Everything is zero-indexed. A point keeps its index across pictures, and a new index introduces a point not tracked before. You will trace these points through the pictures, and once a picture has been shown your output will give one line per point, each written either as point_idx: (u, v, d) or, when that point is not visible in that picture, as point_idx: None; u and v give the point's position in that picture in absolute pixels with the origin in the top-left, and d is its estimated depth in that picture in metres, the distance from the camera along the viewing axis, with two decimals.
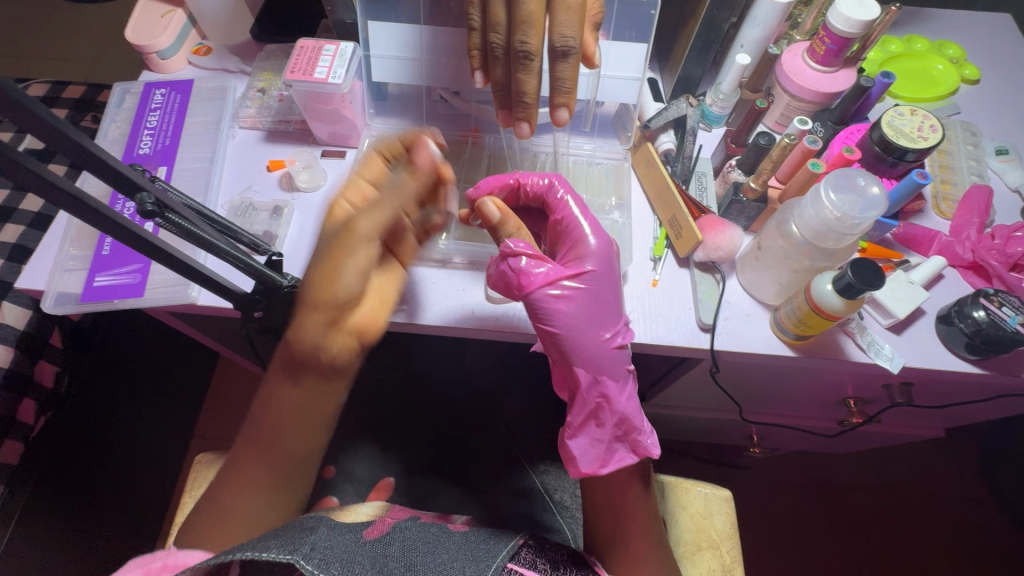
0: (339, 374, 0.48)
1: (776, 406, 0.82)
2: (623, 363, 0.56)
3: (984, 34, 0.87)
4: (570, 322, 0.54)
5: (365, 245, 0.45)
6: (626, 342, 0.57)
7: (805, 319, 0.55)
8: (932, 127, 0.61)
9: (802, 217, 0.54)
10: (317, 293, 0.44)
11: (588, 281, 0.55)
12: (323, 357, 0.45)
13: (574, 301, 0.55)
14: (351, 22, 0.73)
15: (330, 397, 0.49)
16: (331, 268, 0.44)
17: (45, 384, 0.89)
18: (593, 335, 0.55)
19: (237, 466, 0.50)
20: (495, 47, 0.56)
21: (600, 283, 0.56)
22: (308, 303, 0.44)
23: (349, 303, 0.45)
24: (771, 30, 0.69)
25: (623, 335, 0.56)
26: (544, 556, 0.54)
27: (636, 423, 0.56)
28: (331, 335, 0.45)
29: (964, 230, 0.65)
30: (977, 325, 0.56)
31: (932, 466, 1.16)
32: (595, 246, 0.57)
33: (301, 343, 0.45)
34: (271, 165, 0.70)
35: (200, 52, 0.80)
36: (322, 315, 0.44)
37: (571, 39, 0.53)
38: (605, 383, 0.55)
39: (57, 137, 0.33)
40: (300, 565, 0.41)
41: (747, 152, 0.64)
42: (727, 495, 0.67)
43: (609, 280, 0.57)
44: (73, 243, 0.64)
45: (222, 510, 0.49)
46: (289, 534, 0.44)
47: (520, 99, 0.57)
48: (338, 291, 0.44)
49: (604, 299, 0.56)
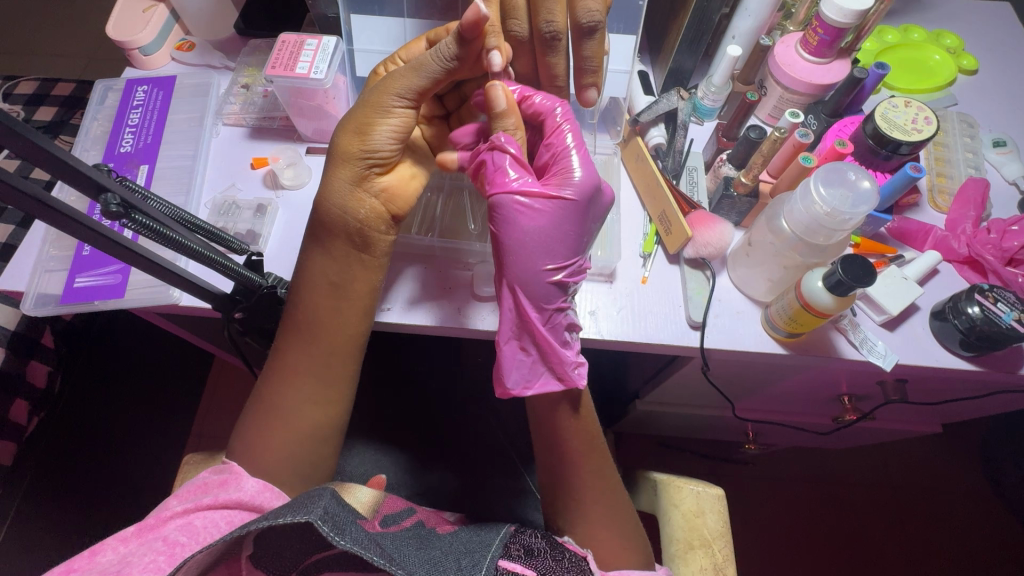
0: (366, 245, 0.55)
1: (769, 402, 0.81)
2: (557, 296, 0.53)
3: (982, 24, 0.86)
4: (522, 236, 0.51)
5: (393, 103, 0.53)
6: (569, 282, 0.53)
7: (797, 316, 0.54)
8: (926, 119, 0.60)
9: (792, 213, 0.53)
10: (349, 148, 0.54)
11: (559, 206, 0.51)
12: (350, 209, 0.54)
13: (535, 220, 0.51)
14: (333, 16, 0.72)
15: (356, 272, 0.55)
16: (368, 120, 0.53)
17: (37, 383, 0.88)
18: (543, 258, 0.52)
19: (277, 401, 0.55)
20: (517, 35, 0.55)
21: (571, 212, 0.52)
22: (341, 158, 0.54)
23: (376, 162, 0.55)
24: (762, 21, 0.68)
25: (568, 273, 0.53)
26: (518, 543, 0.51)
27: (563, 352, 0.53)
28: (358, 190, 0.54)
29: (959, 225, 0.64)
30: (972, 321, 0.55)
31: (931, 461, 1.16)
32: (579, 173, 0.53)
33: (331, 193, 0.54)
34: (254, 163, 0.69)
35: (184, 48, 0.78)
36: (352, 170, 0.54)
37: (597, 14, 0.53)
38: (541, 307, 0.52)
39: (13, 139, 0.32)
40: (317, 525, 0.40)
41: (738, 146, 0.62)
42: (720, 494, 0.65)
43: (581, 212, 0.52)
44: (53, 244, 0.63)
45: (260, 442, 0.55)
46: (304, 498, 0.43)
47: (553, 83, 0.58)
48: (368, 145, 0.54)
49: (564, 231, 0.52)
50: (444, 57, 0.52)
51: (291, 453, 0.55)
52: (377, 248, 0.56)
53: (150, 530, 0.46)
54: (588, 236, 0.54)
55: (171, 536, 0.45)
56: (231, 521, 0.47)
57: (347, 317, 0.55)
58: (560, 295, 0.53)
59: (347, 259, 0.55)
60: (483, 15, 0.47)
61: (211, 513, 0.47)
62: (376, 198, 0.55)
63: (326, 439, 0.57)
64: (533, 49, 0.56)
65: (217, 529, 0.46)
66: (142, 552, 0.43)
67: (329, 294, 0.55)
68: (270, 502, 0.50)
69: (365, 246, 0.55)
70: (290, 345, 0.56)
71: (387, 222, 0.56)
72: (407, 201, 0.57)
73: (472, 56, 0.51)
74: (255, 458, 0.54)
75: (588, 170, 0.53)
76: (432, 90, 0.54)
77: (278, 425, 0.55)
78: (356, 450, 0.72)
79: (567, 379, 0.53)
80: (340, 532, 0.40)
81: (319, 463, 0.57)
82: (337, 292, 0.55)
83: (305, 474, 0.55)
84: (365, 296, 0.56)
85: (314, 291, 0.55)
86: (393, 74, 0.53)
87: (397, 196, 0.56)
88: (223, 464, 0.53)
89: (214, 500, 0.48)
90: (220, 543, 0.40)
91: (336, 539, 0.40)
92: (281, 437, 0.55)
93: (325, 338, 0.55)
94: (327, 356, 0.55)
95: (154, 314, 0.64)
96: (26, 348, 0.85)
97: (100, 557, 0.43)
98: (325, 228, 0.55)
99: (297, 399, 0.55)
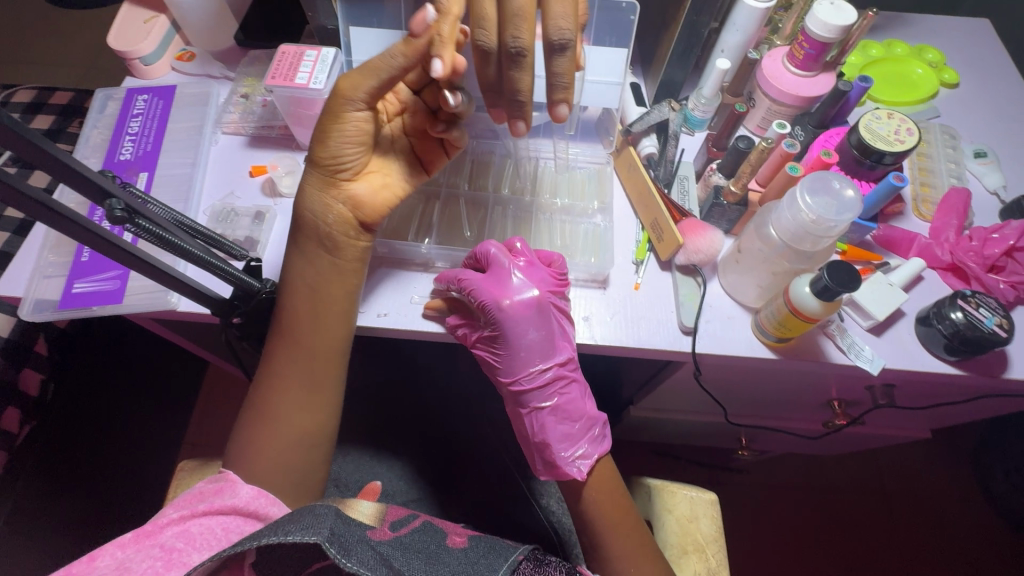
0: (337, 248, 0.56)
1: (762, 407, 0.82)
2: (538, 398, 0.60)
3: (962, 39, 0.88)
4: (494, 375, 0.62)
5: (352, 108, 0.53)
6: (540, 383, 0.60)
7: (785, 321, 0.56)
8: (909, 131, 0.62)
9: (780, 221, 0.55)
10: (315, 155, 0.55)
11: (500, 334, 0.59)
12: (319, 212, 0.56)
13: (494, 368, 0.62)
14: (333, 28, 0.73)
15: (341, 278, 0.57)
16: (328, 127, 0.54)
17: (30, 392, 0.86)
18: (508, 387, 0.61)
19: (266, 406, 0.56)
20: (483, 47, 0.51)
21: (507, 337, 0.59)
22: (310, 165, 0.56)
23: (341, 168, 0.55)
24: (751, 35, 0.69)
25: (536, 376, 0.60)
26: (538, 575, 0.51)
27: (554, 451, 0.59)
28: (326, 196, 0.56)
29: (942, 233, 0.66)
30: (955, 326, 0.56)
31: (922, 465, 1.17)
32: (481, 303, 0.58)
33: (301, 198, 0.56)
34: (253, 170, 0.70)
35: (184, 58, 0.80)
36: (319, 176, 0.56)
37: (567, 32, 0.50)
38: (528, 422, 0.60)
39: (13, 140, 0.31)
40: (327, 547, 0.41)
41: (727, 156, 0.64)
42: (713, 499, 0.65)
43: (510, 340, 0.59)
44: (52, 250, 0.63)
45: (254, 447, 0.55)
46: (309, 515, 0.44)
47: (514, 98, 0.53)
48: (329, 151, 0.54)
49: (518, 348, 0.59)
50: (390, 58, 0.50)
51: (279, 454, 0.55)
52: (348, 253, 0.57)
53: (147, 537, 0.46)
54: (540, 341, 0.59)
55: (169, 543, 0.45)
56: (227, 527, 0.48)
57: (331, 320, 0.56)
58: (537, 396, 0.60)
59: (321, 263, 0.56)
60: (426, 17, 0.47)
61: (207, 520, 0.47)
62: (343, 204, 0.56)
63: (317, 445, 0.57)
64: (501, 65, 0.52)
65: (213, 535, 0.46)
66: (140, 559, 0.43)
67: (308, 298, 0.56)
68: (266, 508, 0.51)
69: (335, 249, 0.56)
70: (281, 346, 0.56)
71: (355, 229, 0.57)
72: (376, 210, 0.57)
73: (417, 54, 0.49)
74: (249, 463, 0.55)
75: (484, 294, 0.58)
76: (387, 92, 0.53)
77: (270, 427, 0.56)
78: (353, 456, 0.73)
79: (560, 474, 0.58)
80: (348, 553, 0.42)
81: (311, 466, 0.57)
82: (317, 297, 0.55)
83: (298, 475, 0.56)
84: (344, 301, 0.57)
85: (297, 296, 0.56)
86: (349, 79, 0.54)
87: (366, 204, 0.57)
88: (218, 474, 0.53)
89: (209, 506, 0.49)
90: (218, 557, 0.41)
91: (343, 560, 0.41)
92: (271, 441, 0.55)
93: (314, 345, 0.56)
94: (316, 360, 0.56)
95: (151, 320, 0.64)
96: (18, 355, 0.83)
97: (98, 562, 0.43)
98: (301, 231, 0.56)
99: (290, 402, 0.56)
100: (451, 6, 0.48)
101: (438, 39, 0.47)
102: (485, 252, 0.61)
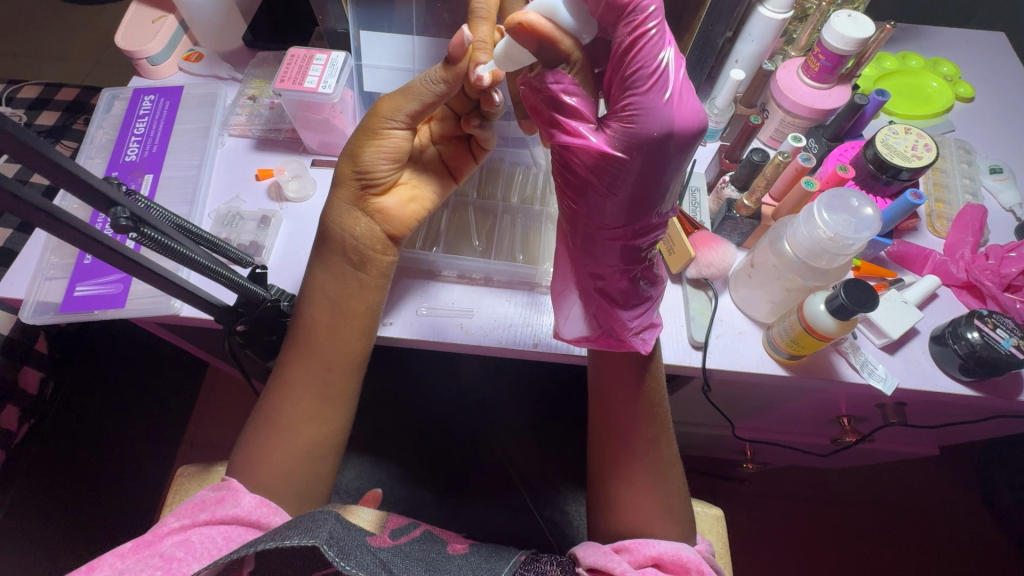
0: (364, 265, 0.55)
1: (768, 421, 0.81)
2: (629, 255, 0.50)
3: (978, 53, 0.87)
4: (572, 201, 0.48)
5: (387, 124, 0.52)
6: (637, 242, 0.49)
7: (798, 339, 0.55)
8: (926, 146, 0.61)
9: (795, 236, 0.54)
10: (343, 171, 0.54)
11: (638, 154, 0.40)
12: (351, 231, 0.54)
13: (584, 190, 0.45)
14: (343, 31, 0.72)
15: (370, 294, 0.56)
16: (360, 143, 0.53)
17: (29, 391, 0.84)
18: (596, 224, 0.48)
19: (270, 416, 0.55)
20: None
21: (644, 155, 0.40)
22: (339, 181, 0.54)
23: (372, 183, 0.54)
24: (766, 46, 0.68)
25: (641, 233, 0.48)
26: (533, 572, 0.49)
27: (623, 319, 0.53)
28: (355, 210, 0.54)
29: (958, 250, 0.65)
30: (971, 346, 0.55)
31: (928, 480, 1.16)
32: (649, 104, 0.38)
33: (331, 214, 0.55)
34: (259, 174, 0.69)
35: (192, 58, 0.79)
36: (349, 191, 0.54)
37: None
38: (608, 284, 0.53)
39: (15, 147, 0.30)
40: (323, 549, 0.40)
41: (741, 168, 0.63)
42: (719, 515, 0.66)
43: (650, 165, 0.41)
44: (55, 251, 0.63)
45: (257, 459, 0.54)
46: (308, 520, 0.43)
47: None
48: (361, 165, 0.53)
49: (641, 183, 0.42)
50: (432, 80, 0.50)
51: (283, 466, 0.54)
52: (373, 269, 0.55)
53: (147, 547, 0.45)
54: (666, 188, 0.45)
55: (168, 552, 0.44)
56: (228, 536, 0.46)
57: (346, 334, 0.55)
58: (625, 250, 0.49)
59: (343, 278, 0.55)
60: (465, 39, 0.45)
61: (208, 529, 0.47)
62: (371, 218, 0.54)
63: (322, 455, 0.56)
64: None
65: (213, 544, 0.45)
66: (139, 567, 0.42)
67: (325, 310, 0.55)
68: (267, 518, 0.49)
69: (361, 265, 0.55)
70: (289, 356, 0.55)
71: (383, 243, 0.55)
72: (406, 221, 0.56)
73: (461, 76, 0.49)
74: (251, 470, 0.54)
75: (656, 122, 0.39)
76: (427, 114, 0.52)
77: (276, 435, 0.54)
78: (354, 464, 0.71)
79: (621, 347, 0.53)
80: (347, 556, 0.41)
81: (313, 477, 0.55)
82: (336, 311, 0.54)
83: (298, 489, 0.54)
84: (364, 315, 0.56)
85: (312, 307, 0.55)
86: (384, 98, 0.52)
87: (394, 216, 0.55)
88: (220, 481, 0.52)
89: (211, 515, 0.48)
90: (218, 564, 0.40)
91: (342, 564, 0.40)
92: (277, 452, 0.54)
93: (325, 354, 0.55)
94: (327, 371, 0.55)
95: (154, 324, 0.64)
96: (19, 354, 0.82)
97: (95, 573, 0.42)
98: (326, 244, 0.55)
99: (292, 412, 0.55)
100: (491, 14, 0.54)
101: (479, 47, 0.50)
102: (688, 79, 0.40)
